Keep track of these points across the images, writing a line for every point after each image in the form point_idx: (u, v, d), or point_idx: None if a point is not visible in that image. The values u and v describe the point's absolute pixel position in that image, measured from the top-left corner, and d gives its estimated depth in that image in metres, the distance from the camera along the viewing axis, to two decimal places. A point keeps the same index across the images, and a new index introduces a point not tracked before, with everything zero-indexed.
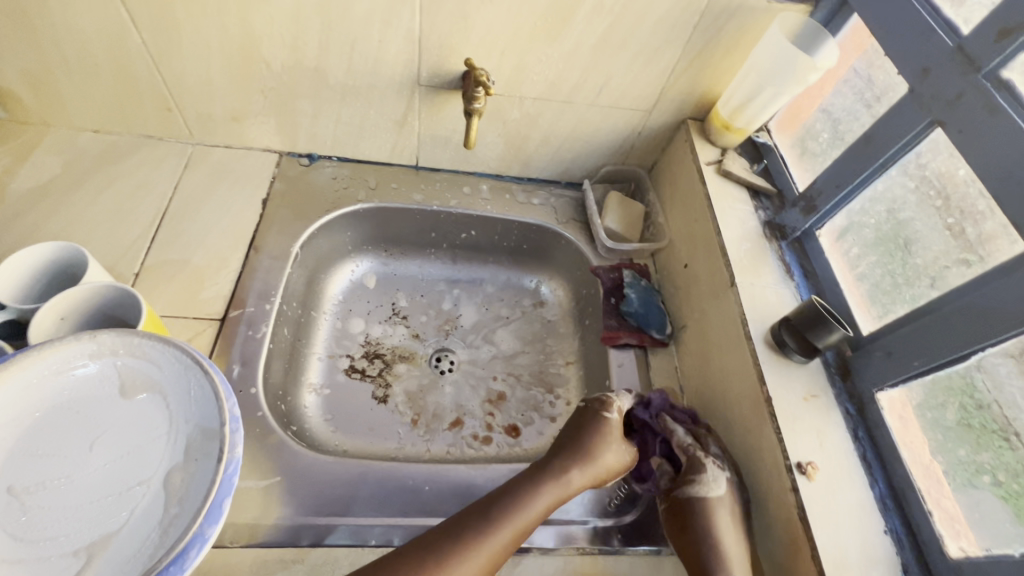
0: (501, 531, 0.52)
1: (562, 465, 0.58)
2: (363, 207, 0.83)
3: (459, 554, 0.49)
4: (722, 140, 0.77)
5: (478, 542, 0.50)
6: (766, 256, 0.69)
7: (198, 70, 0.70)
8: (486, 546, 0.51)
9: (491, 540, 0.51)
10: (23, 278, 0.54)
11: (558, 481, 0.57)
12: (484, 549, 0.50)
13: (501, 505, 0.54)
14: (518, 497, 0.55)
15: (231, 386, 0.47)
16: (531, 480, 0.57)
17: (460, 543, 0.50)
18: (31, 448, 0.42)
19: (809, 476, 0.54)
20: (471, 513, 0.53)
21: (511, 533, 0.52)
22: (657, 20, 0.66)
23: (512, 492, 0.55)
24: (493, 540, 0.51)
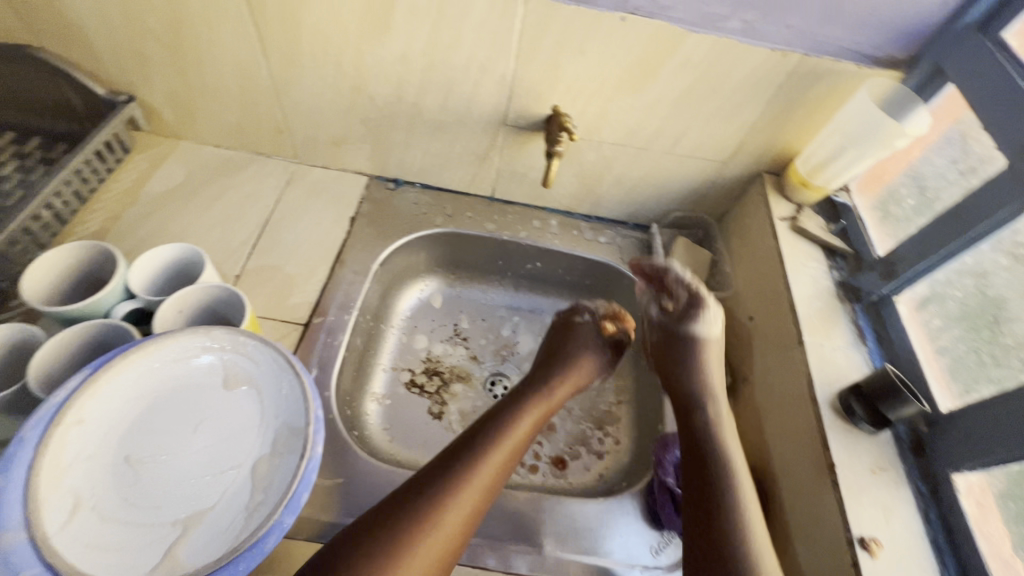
0: (489, 463, 0.58)
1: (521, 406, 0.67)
2: (440, 231, 0.89)
3: (454, 487, 0.55)
4: (799, 198, 0.77)
5: (472, 478, 0.56)
6: (838, 318, 0.67)
7: (311, 100, 0.79)
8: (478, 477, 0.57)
9: (484, 474, 0.57)
10: (151, 273, 0.62)
11: (520, 416, 0.65)
12: (482, 481, 0.57)
13: (475, 444, 0.60)
14: (487, 441, 0.60)
15: (317, 391, 0.51)
16: (501, 421, 0.64)
17: (452, 480, 0.56)
18: (147, 424, 0.49)
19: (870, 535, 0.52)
20: (445, 457, 0.58)
21: (499, 461, 0.59)
22: (741, 78, 0.68)
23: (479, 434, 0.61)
24: (483, 474, 0.57)
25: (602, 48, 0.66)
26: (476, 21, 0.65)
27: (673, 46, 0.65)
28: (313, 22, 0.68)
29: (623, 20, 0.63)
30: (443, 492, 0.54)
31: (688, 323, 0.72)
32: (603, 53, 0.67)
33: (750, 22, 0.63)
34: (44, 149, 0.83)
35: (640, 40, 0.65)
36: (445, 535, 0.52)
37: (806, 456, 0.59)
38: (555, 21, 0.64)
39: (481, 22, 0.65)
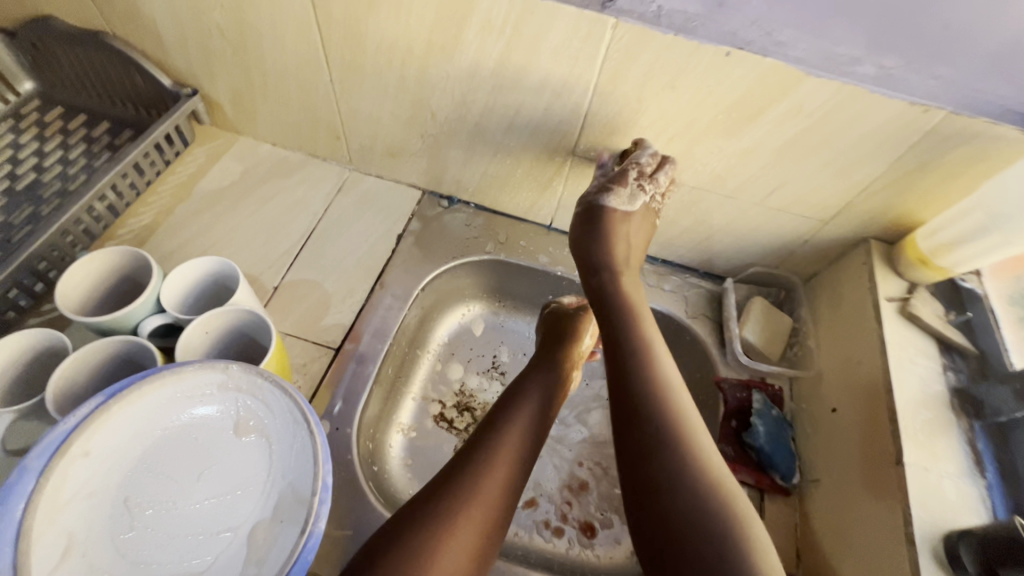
0: (508, 443, 0.57)
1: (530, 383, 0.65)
2: (490, 258, 0.83)
3: (482, 471, 0.54)
4: (914, 275, 0.65)
5: (497, 461, 0.55)
6: (950, 435, 0.55)
7: (370, 109, 0.74)
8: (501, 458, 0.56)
9: (507, 454, 0.56)
10: (185, 286, 0.60)
11: (529, 393, 0.63)
12: (510, 462, 0.56)
13: (496, 427, 0.59)
14: (501, 426, 0.59)
15: (329, 454, 0.46)
16: (511, 401, 0.62)
17: (478, 465, 0.55)
18: (152, 465, 0.46)
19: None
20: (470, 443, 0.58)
21: (519, 437, 0.59)
22: (864, 132, 0.56)
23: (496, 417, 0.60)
24: (506, 455, 0.56)
25: (697, 84, 0.57)
26: (554, 43, 0.57)
27: (784, 89, 0.54)
28: (378, 30, 0.62)
29: (729, 54, 0.53)
30: (471, 479, 0.53)
31: (603, 197, 0.67)
32: (698, 90, 0.57)
33: (888, 69, 0.51)
34: (112, 135, 0.84)
35: (745, 80, 0.55)
36: (483, 519, 0.52)
37: (876, 505, 0.54)
38: (645, 50, 0.55)
39: (560, 45, 0.57)
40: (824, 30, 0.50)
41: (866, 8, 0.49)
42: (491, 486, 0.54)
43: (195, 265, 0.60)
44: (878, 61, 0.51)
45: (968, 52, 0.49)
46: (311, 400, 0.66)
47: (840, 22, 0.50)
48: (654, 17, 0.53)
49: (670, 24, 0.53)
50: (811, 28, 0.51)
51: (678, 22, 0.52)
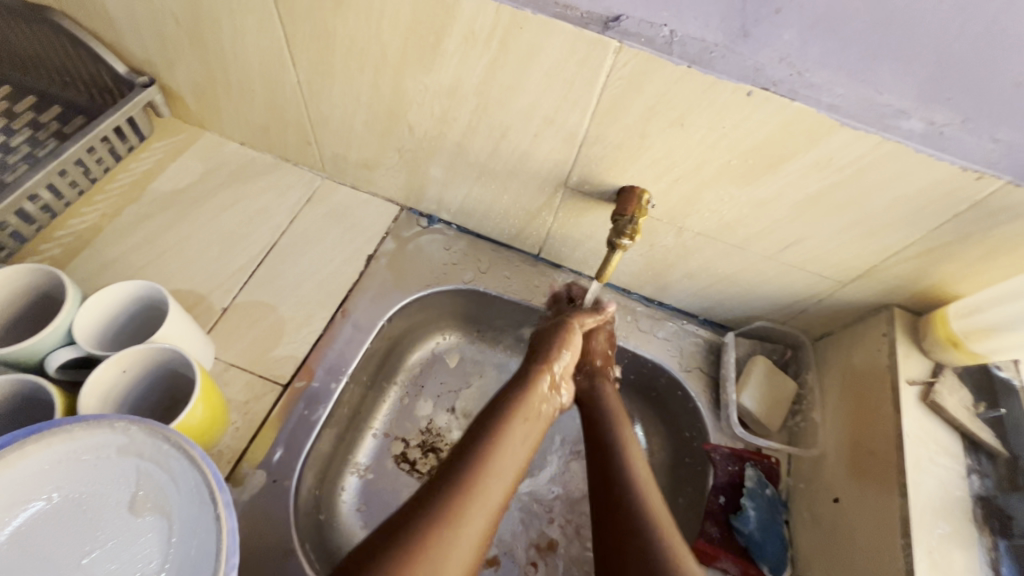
0: (525, 424, 0.55)
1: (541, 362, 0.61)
2: (467, 289, 0.75)
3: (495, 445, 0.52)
4: (940, 356, 0.57)
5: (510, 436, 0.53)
6: (968, 554, 0.48)
7: (342, 117, 0.66)
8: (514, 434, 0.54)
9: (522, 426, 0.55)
10: (105, 313, 0.52)
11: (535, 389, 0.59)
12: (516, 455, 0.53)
13: (520, 410, 0.56)
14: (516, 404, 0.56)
15: (237, 549, 0.39)
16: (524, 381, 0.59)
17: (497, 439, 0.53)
18: (23, 542, 0.38)
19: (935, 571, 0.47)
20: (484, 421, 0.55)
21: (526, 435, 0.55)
22: (901, 194, 0.48)
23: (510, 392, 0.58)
24: (521, 428, 0.55)
25: (710, 123, 0.48)
26: (547, 64, 0.49)
27: (813, 139, 0.46)
28: (348, 31, 0.54)
29: (751, 94, 0.44)
30: (486, 451, 0.51)
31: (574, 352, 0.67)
32: (711, 132, 0.49)
33: (939, 126, 0.43)
34: (61, 122, 0.76)
35: (766, 125, 0.46)
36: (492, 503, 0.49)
37: (874, 504, 0.53)
38: (652, 82, 0.47)
39: (554, 67, 0.49)
40: (868, 75, 0.42)
41: (922, 50, 0.40)
42: (507, 458, 0.52)
43: (88, 302, 0.51)
44: (928, 115, 0.42)
45: None
46: (250, 444, 0.59)
47: (887, 66, 0.41)
48: (665, 44, 0.44)
49: (684, 54, 0.44)
50: (852, 70, 0.42)
51: (693, 51, 0.44)
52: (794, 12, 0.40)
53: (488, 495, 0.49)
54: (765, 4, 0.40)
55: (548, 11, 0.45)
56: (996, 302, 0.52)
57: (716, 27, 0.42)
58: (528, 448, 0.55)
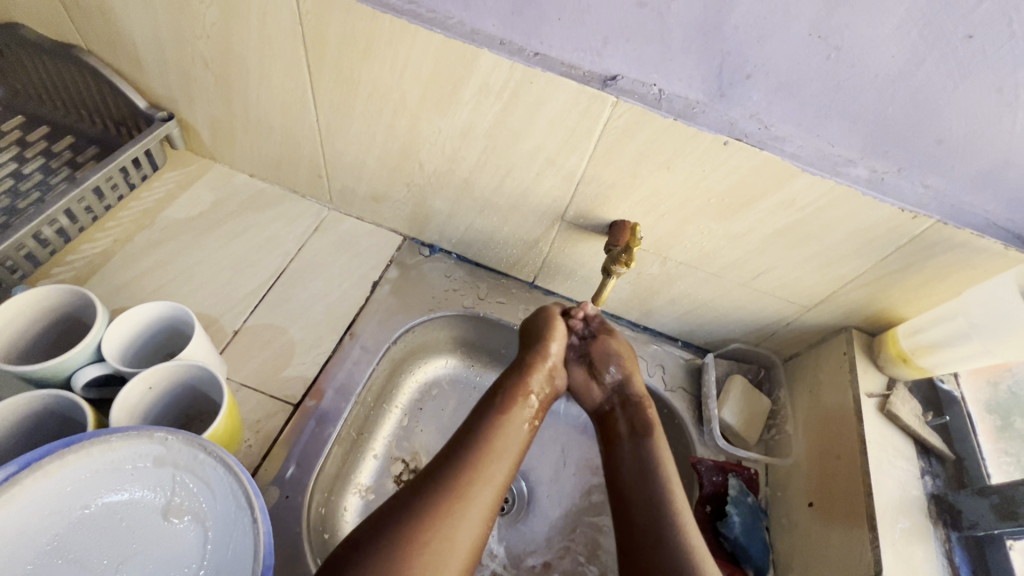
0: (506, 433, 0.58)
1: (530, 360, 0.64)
2: (467, 314, 0.79)
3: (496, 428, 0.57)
4: (893, 371, 0.65)
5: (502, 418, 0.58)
6: (926, 545, 0.55)
7: (355, 153, 0.71)
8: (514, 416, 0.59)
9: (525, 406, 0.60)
10: (130, 332, 0.55)
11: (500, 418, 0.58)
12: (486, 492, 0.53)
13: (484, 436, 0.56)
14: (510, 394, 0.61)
15: (273, 551, 0.41)
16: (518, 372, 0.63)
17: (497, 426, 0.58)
18: (62, 549, 0.40)
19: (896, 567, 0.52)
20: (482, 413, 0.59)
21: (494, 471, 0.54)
22: (853, 229, 0.56)
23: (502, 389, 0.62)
24: (518, 415, 0.60)
25: (692, 168, 0.56)
26: (552, 114, 0.56)
27: (779, 182, 0.54)
28: (371, 78, 0.60)
29: (727, 143, 0.52)
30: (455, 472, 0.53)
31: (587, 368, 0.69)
32: (694, 174, 0.57)
33: (881, 173, 0.52)
34: (75, 151, 0.78)
35: (740, 169, 0.54)
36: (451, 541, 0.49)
37: (844, 527, 0.57)
38: (643, 131, 0.54)
39: (558, 115, 0.56)
40: (822, 130, 0.50)
41: (863, 111, 0.48)
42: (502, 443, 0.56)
43: (107, 334, 0.52)
44: (872, 164, 0.51)
45: (961, 165, 0.49)
46: (263, 461, 0.61)
47: (836, 122, 0.50)
48: (655, 100, 0.52)
49: (671, 109, 0.52)
50: (809, 126, 0.50)
51: (679, 107, 0.52)
52: (761, 79, 0.48)
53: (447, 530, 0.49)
54: (738, 71, 0.49)
55: (555, 69, 0.52)
56: (934, 323, 0.61)
57: (698, 87, 0.51)
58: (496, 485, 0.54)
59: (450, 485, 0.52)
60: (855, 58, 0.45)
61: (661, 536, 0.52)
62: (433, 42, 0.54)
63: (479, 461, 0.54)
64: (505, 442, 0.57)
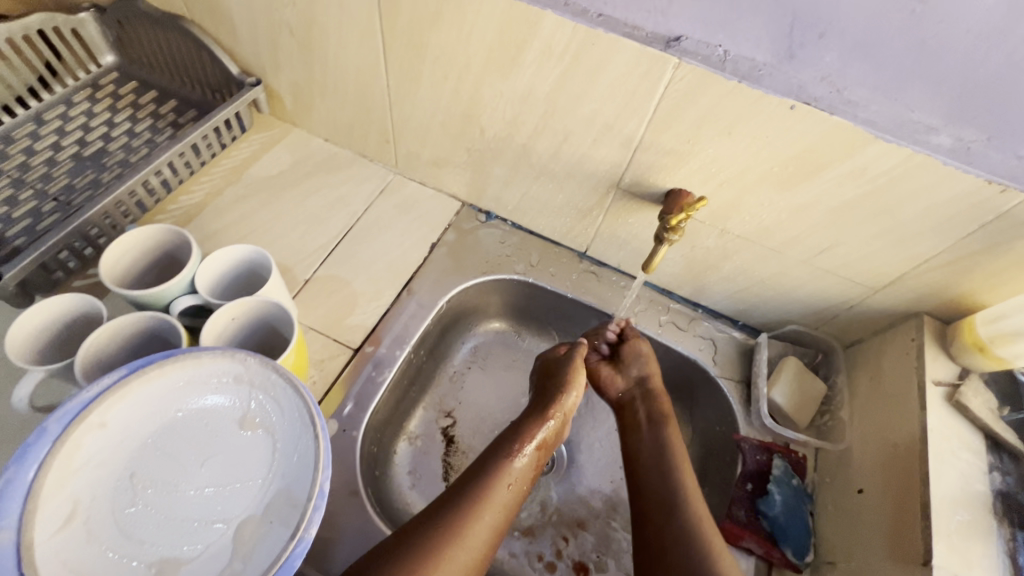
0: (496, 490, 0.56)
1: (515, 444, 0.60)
2: (519, 279, 0.82)
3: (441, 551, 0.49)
4: (967, 361, 0.60)
5: (493, 496, 0.55)
6: (987, 542, 0.51)
7: (421, 119, 0.75)
8: (496, 497, 0.55)
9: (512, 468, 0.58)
10: (218, 270, 0.61)
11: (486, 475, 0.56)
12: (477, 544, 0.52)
13: (491, 476, 0.56)
14: (499, 473, 0.57)
15: (331, 463, 0.46)
16: (515, 441, 0.60)
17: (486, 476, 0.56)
18: (159, 445, 0.47)
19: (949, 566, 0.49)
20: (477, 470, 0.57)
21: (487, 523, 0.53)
22: (930, 203, 0.53)
23: (485, 469, 0.57)
24: (506, 490, 0.56)
25: (755, 133, 0.55)
26: (612, 78, 0.56)
27: (849, 149, 0.52)
28: (440, 44, 0.63)
29: (793, 108, 0.50)
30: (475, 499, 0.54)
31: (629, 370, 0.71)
32: (756, 141, 0.55)
33: (966, 142, 0.48)
34: (177, 113, 0.87)
35: (807, 135, 0.52)
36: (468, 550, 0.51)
37: (895, 519, 0.55)
38: (705, 95, 0.53)
39: (619, 78, 0.56)
40: (901, 93, 0.48)
41: (947, 73, 0.46)
42: (497, 501, 0.55)
43: (200, 270, 0.59)
44: (956, 132, 0.48)
45: None
46: (324, 396, 0.67)
47: (918, 85, 0.47)
48: (719, 62, 0.51)
49: (736, 71, 0.51)
50: (886, 90, 0.48)
51: (744, 68, 0.50)
52: (836, 38, 0.47)
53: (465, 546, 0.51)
54: (811, 30, 0.47)
55: (618, 31, 0.52)
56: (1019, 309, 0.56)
57: (766, 48, 0.49)
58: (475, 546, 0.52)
59: (467, 505, 0.53)
60: (943, 14, 0.43)
61: (664, 500, 0.57)
62: (499, 4, 0.55)
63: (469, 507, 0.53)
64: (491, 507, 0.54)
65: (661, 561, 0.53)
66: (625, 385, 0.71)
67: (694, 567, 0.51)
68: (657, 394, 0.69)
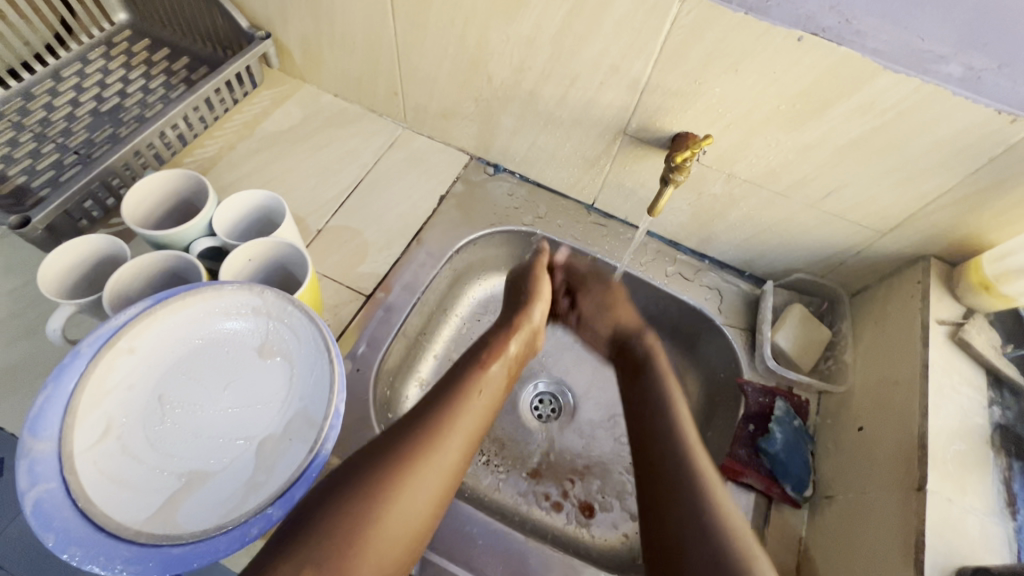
0: (455, 417, 0.51)
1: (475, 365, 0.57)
2: (526, 231, 0.83)
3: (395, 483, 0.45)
4: (972, 301, 0.61)
5: (454, 422, 0.51)
6: (984, 471, 0.52)
7: (428, 68, 0.75)
8: (448, 443, 0.49)
9: (476, 386, 0.55)
10: (235, 215, 0.63)
11: (448, 403, 0.52)
12: (438, 474, 0.47)
13: (449, 405, 0.52)
14: (461, 393, 0.54)
15: (345, 387, 0.48)
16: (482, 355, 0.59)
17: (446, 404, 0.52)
18: (184, 370, 0.50)
19: (945, 494, 0.51)
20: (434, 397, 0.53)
21: (450, 449, 0.49)
22: (938, 138, 0.53)
23: (443, 393, 0.53)
24: (473, 410, 0.53)
25: (762, 69, 0.54)
26: (618, 15, 0.56)
27: (856, 82, 0.51)
28: None
29: (801, 39, 0.50)
30: (432, 428, 0.49)
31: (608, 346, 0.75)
32: (762, 78, 0.55)
33: (977, 70, 0.47)
34: (189, 70, 0.88)
35: (814, 69, 0.52)
36: (428, 479, 0.46)
37: (892, 452, 0.56)
38: (711, 30, 0.53)
39: (625, 16, 0.56)
40: (910, 22, 0.47)
41: None
42: (460, 428, 0.51)
43: (217, 213, 0.61)
44: (967, 60, 0.47)
45: None
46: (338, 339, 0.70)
47: (926, 12, 0.47)
48: None
49: (743, 3, 0.50)
50: (895, 18, 0.47)
51: (752, 1, 0.50)
52: None
53: (424, 476, 0.46)
54: None
55: None
56: None
57: None
58: (440, 474, 0.48)
59: (422, 436, 0.48)
60: None
61: (659, 461, 0.54)
62: None
63: (426, 438, 0.48)
64: (454, 433, 0.50)
65: (654, 514, 0.51)
66: (606, 330, 0.74)
67: (689, 536, 0.48)
68: (638, 334, 0.72)
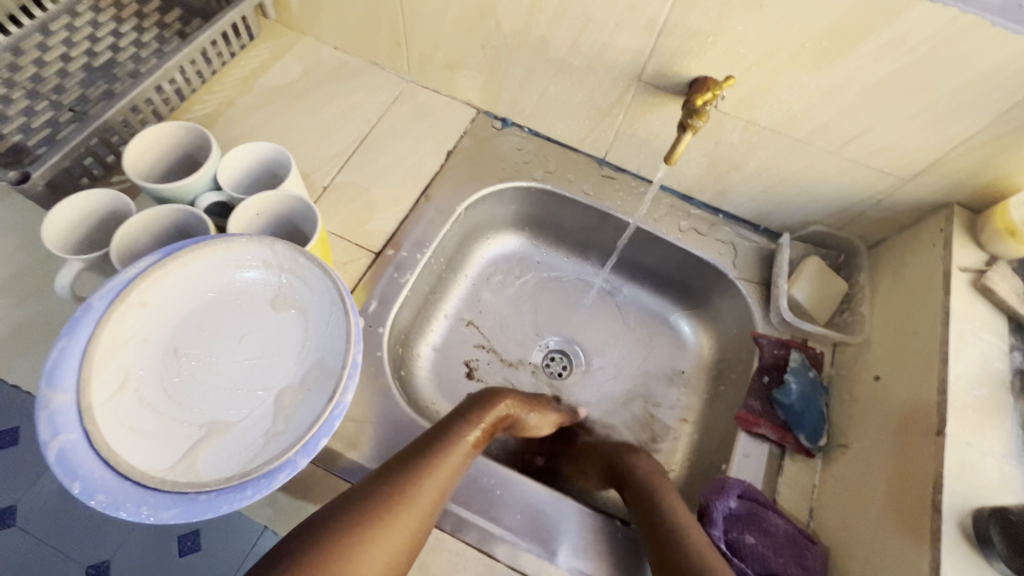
0: (434, 471, 0.53)
1: (455, 431, 0.58)
2: (537, 186, 0.81)
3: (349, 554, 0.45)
4: (995, 247, 0.60)
5: (430, 480, 0.52)
6: (1003, 414, 0.52)
7: (433, 15, 0.72)
8: (400, 525, 0.49)
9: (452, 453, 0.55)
10: (239, 169, 0.62)
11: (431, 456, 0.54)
12: (402, 531, 0.49)
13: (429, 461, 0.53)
14: (442, 448, 0.55)
15: (362, 337, 0.48)
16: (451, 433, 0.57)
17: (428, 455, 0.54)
18: (197, 323, 0.49)
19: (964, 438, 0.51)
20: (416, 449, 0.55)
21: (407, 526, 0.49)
22: (971, 74, 0.51)
23: (421, 454, 0.54)
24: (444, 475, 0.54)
25: (789, 3, 0.52)
26: None
27: (889, 15, 0.49)
28: None
29: None
30: (411, 478, 0.51)
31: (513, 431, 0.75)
32: (789, 13, 0.52)
33: None
34: (182, 22, 0.84)
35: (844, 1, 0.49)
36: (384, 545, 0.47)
37: (909, 398, 0.56)
38: None
39: None
40: None
41: None
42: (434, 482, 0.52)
43: (221, 167, 0.60)
44: None
45: None
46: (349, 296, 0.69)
47: None
48: None
49: None
50: None
51: None
52: None
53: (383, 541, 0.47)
54: None
55: None
56: None
57: None
58: (400, 539, 0.48)
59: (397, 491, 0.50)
60: None
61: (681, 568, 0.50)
62: None
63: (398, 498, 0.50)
64: (425, 494, 0.51)
65: None
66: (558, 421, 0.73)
67: None
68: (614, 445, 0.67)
